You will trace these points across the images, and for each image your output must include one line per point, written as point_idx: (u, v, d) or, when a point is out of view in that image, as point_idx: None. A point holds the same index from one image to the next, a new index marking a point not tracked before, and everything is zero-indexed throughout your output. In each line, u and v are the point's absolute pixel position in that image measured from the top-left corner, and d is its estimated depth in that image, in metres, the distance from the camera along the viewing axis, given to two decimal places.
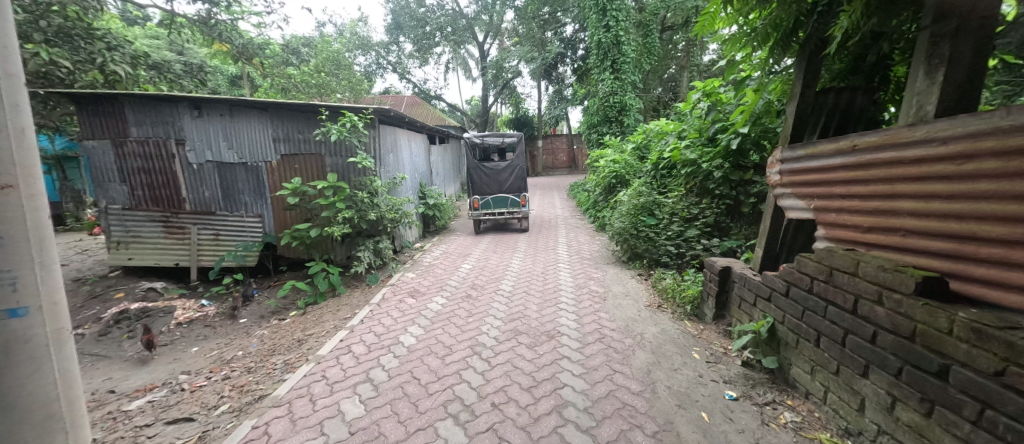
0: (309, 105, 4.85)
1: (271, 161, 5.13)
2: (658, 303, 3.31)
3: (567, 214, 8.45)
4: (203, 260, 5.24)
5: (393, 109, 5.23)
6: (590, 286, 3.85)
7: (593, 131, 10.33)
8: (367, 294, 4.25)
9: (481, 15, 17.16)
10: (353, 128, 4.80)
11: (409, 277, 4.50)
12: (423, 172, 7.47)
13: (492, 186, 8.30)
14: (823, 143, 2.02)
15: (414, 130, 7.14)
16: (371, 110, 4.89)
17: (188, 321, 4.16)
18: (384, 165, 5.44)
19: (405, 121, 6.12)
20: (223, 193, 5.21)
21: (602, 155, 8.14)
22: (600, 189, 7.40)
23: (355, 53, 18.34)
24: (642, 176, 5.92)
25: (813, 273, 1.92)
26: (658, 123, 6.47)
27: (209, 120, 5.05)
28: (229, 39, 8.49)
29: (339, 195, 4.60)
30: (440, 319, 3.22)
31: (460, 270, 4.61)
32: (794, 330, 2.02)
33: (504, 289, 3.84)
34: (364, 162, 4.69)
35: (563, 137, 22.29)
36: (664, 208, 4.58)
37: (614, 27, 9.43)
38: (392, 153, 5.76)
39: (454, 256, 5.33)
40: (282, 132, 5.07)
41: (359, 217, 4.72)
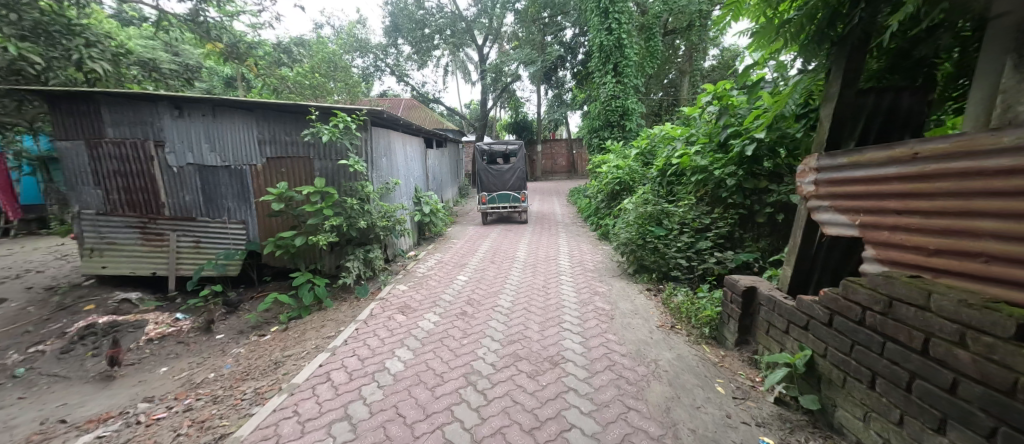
0: (298, 106, 4.55)
1: (256, 164, 4.84)
2: (671, 324, 3.01)
3: (568, 221, 8.16)
4: (182, 269, 4.93)
5: (389, 111, 4.96)
6: (595, 302, 3.56)
7: (595, 136, 10.08)
8: (355, 309, 3.94)
9: (480, 18, 16.96)
10: (346, 130, 4.52)
11: (400, 289, 4.20)
12: (418, 177, 7.18)
13: (497, 185, 8.53)
14: (873, 150, 1.76)
15: (410, 133, 6.86)
16: (366, 111, 4.61)
17: (159, 336, 3.85)
18: (378, 169, 5.14)
19: (400, 124, 5.83)
20: (204, 198, 4.91)
21: (603, 161, 7.85)
22: (602, 196, 7.11)
23: (353, 55, 18.06)
24: (647, 182, 5.64)
25: (864, 302, 1.64)
26: (664, 128, 6.20)
27: (191, 121, 4.75)
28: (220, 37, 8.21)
29: (327, 201, 4.29)
30: (432, 340, 2.92)
31: (456, 282, 4.31)
32: (840, 367, 1.73)
33: (502, 305, 3.54)
34: (356, 166, 4.41)
35: (563, 141, 22.07)
36: (673, 217, 4.20)
37: (616, 30, 9.23)
38: (386, 157, 5.46)
39: (450, 266, 5.03)
40: (268, 134, 4.79)
41: (349, 224, 4.42)
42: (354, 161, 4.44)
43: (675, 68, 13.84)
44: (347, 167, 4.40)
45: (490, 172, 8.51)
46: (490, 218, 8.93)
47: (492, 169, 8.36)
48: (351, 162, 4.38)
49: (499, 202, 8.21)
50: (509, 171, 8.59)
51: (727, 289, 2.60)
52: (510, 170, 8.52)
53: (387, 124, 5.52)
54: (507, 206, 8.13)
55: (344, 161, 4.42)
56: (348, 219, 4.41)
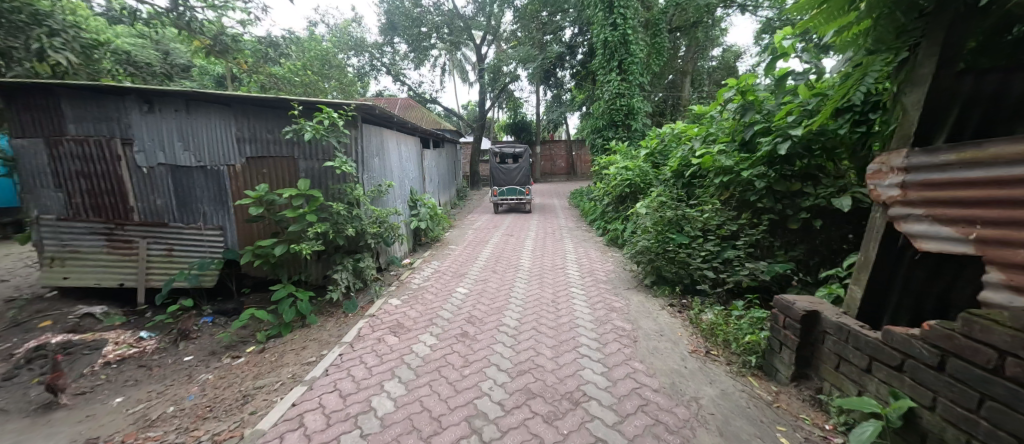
0: (279, 100, 4.11)
1: (234, 165, 4.40)
2: (705, 348, 2.61)
3: (572, 224, 7.76)
4: (153, 280, 4.48)
5: (381, 107, 4.54)
6: (613, 320, 3.14)
7: (599, 136, 9.66)
8: (342, 327, 3.51)
9: (478, 16, 16.55)
10: (332, 127, 4.08)
11: (393, 304, 3.76)
12: (414, 179, 6.75)
13: (506, 182, 10.22)
14: (1001, 144, 1.37)
15: (404, 133, 6.43)
16: (355, 106, 4.18)
17: (118, 359, 3.39)
18: (369, 171, 4.72)
19: (394, 122, 5.41)
20: (178, 202, 4.47)
21: (609, 162, 7.42)
22: (609, 199, 6.71)
23: (348, 54, 17.50)
24: (660, 184, 5.24)
25: (1001, 345, 1.23)
26: (677, 126, 5.80)
27: (161, 117, 4.30)
28: (204, 31, 7.74)
29: (311, 205, 3.86)
30: (428, 369, 2.50)
31: (455, 295, 3.89)
32: (960, 426, 1.34)
33: (508, 324, 3.11)
34: (344, 166, 3.99)
35: (562, 143, 21.72)
36: (694, 223, 3.76)
37: (621, 25, 8.84)
38: (379, 157, 5.03)
39: (448, 275, 4.61)
40: (248, 132, 4.35)
41: (336, 231, 3.99)
42: (341, 161, 4.02)
43: (677, 68, 13.55)
44: (333, 168, 3.98)
45: (500, 170, 10.14)
46: (499, 209, 10.51)
47: (502, 167, 9.97)
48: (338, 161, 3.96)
49: (507, 195, 9.83)
50: (517, 170, 10.23)
51: (779, 312, 2.19)
52: (518, 168, 10.16)
53: (379, 121, 5.09)
54: (512, 198, 9.71)
55: (330, 160, 3.99)
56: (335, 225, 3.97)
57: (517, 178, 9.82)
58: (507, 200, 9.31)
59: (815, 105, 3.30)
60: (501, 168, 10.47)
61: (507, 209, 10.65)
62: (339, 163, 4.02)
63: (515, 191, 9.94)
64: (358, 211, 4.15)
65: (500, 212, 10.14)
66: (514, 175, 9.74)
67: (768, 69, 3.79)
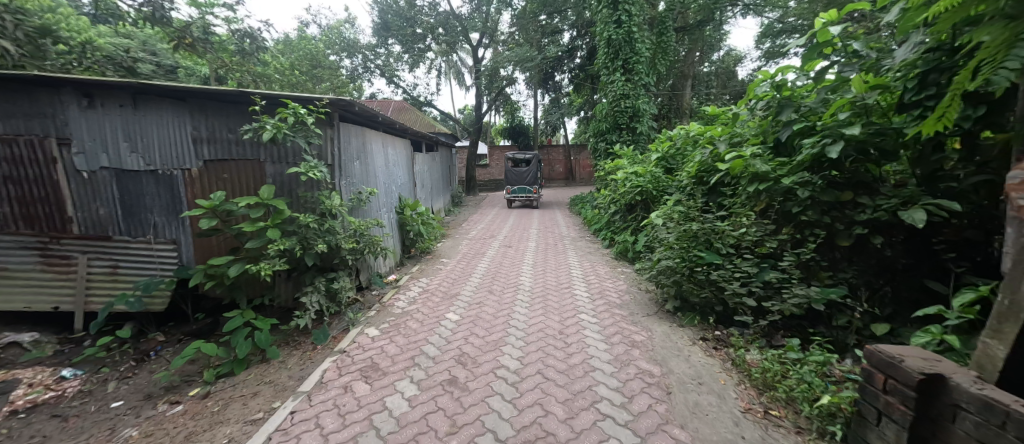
0: (241, 94, 3.55)
1: (190, 169, 3.80)
2: (761, 407, 2.03)
3: (575, 234, 7.18)
4: (93, 303, 3.85)
5: (361, 102, 3.93)
6: (636, 359, 2.56)
7: (601, 139, 9.13)
8: (306, 365, 2.88)
9: (474, 15, 15.98)
10: (300, 125, 3.51)
11: (370, 334, 3.15)
12: (403, 184, 6.16)
13: (518, 181, 12.24)
14: None
15: (392, 132, 5.84)
16: (328, 101, 3.59)
17: (28, 407, 2.77)
18: (348, 176, 4.12)
19: (378, 120, 4.80)
20: (124, 211, 3.86)
21: (615, 167, 6.87)
22: (617, 208, 6.14)
23: (340, 55, 16.86)
24: (677, 193, 4.68)
25: None
26: (692, 128, 5.25)
27: (104, 113, 3.70)
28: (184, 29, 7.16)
29: (274, 218, 3.29)
30: (403, 437, 1.90)
31: (445, 323, 3.29)
32: None
33: (508, 366, 2.52)
34: (312, 173, 3.42)
35: (561, 148, 21.24)
36: (726, 238, 3.18)
37: (626, 22, 8.34)
38: (361, 160, 4.42)
39: (439, 296, 4.01)
40: (206, 131, 3.77)
41: (304, 248, 3.39)
42: (309, 167, 3.45)
43: (681, 70, 13.10)
44: (300, 175, 3.41)
45: (514, 171, 12.13)
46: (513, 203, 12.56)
47: (514, 169, 11.90)
48: (304, 167, 3.39)
49: (518, 193, 11.83)
50: (527, 171, 12.19)
51: (876, 369, 1.63)
52: (528, 169, 12.11)
53: (360, 119, 4.48)
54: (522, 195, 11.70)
55: (296, 167, 3.42)
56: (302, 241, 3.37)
57: (526, 178, 11.71)
58: (518, 198, 11.37)
59: (873, 100, 2.77)
60: (514, 169, 12.55)
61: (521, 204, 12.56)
62: (307, 169, 3.45)
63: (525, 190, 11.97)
64: (331, 223, 3.55)
65: (513, 206, 12.20)
66: (525, 176, 11.65)
67: (807, 60, 3.27)
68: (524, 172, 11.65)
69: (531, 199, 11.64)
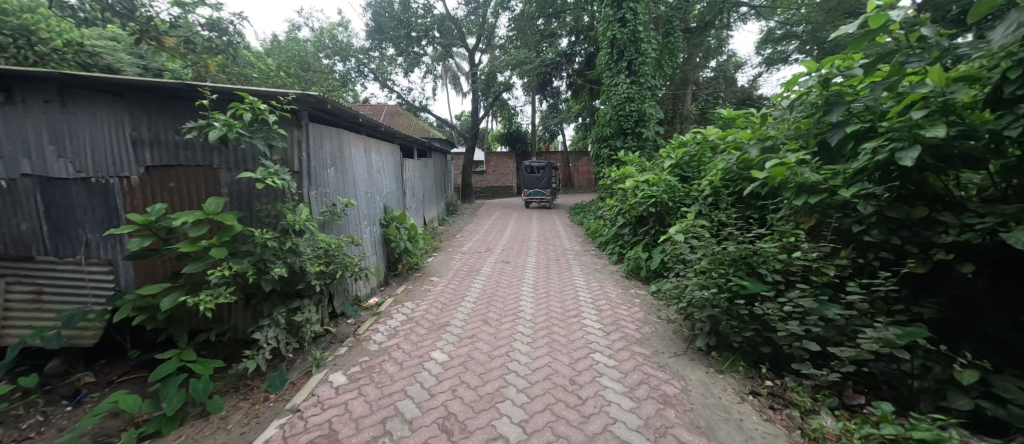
0: (189, 88, 2.96)
1: (128, 176, 3.21)
2: None
3: (578, 247, 6.62)
4: (8, 337, 3.10)
5: (334, 100, 3.37)
6: (673, 426, 1.97)
7: (605, 145, 8.59)
8: (250, 426, 2.27)
9: (470, 18, 15.52)
10: (256, 122, 2.91)
11: (336, 381, 2.55)
12: (390, 194, 5.56)
13: (535, 185, 13.64)
14: None
15: (377, 136, 5.25)
16: (295, 97, 3.02)
17: None
18: (321, 186, 3.51)
19: (357, 122, 4.22)
20: (49, 227, 3.23)
21: (621, 175, 6.30)
22: (624, 220, 5.59)
23: (332, 59, 16.24)
24: (697, 204, 4.13)
25: None
26: (711, 132, 4.72)
27: (26, 111, 3.09)
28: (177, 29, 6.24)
29: (221, 237, 2.69)
30: None
31: (430, 366, 2.69)
32: None
33: (507, 438, 1.92)
34: (271, 181, 2.83)
35: (559, 155, 20.82)
36: (771, 263, 2.59)
37: (630, 21, 7.89)
38: (337, 168, 3.81)
39: (425, 326, 3.41)
40: (148, 131, 3.19)
41: (258, 272, 2.80)
42: (267, 173, 2.85)
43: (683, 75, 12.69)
44: (255, 183, 2.81)
45: (530, 177, 13.56)
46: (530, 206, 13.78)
47: (531, 174, 13.29)
48: (260, 174, 2.80)
49: (536, 195, 13.21)
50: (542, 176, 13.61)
51: None
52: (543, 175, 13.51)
53: (335, 120, 3.89)
54: (540, 197, 13.07)
55: (251, 173, 2.83)
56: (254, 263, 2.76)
57: (542, 182, 13.13)
58: (536, 199, 12.77)
59: (959, 95, 2.25)
60: (529, 175, 13.59)
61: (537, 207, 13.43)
62: (263, 176, 2.85)
63: (541, 192, 13.35)
64: (293, 242, 2.95)
65: (531, 207, 13.47)
66: (541, 180, 13.05)
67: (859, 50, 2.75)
68: (540, 176, 13.13)
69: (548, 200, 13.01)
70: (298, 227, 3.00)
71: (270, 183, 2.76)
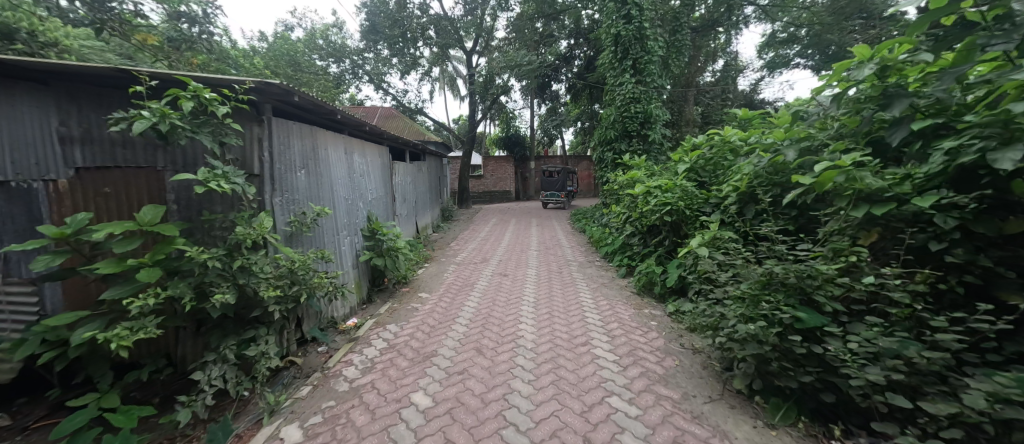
0: (122, 73, 2.41)
1: (54, 180, 2.59)
2: None
3: (580, 257, 6.15)
4: None
5: (302, 91, 2.88)
6: None
7: (608, 149, 8.13)
8: None
9: (467, 18, 15.15)
10: (197, 112, 2.34)
11: (291, 436, 2.05)
12: (377, 199, 5.07)
13: (551, 187, 14.85)
14: None
15: (360, 136, 4.75)
16: (253, 85, 2.51)
17: None
18: (288, 191, 3.01)
19: (334, 119, 3.74)
20: None
21: (628, 180, 5.81)
22: (633, 228, 5.11)
23: (326, 60, 15.74)
24: (719, 214, 3.65)
25: None
26: (731, 132, 4.25)
27: None
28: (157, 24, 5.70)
29: (153, 253, 2.17)
30: None
31: (409, 415, 2.17)
32: None
33: None
34: (215, 184, 2.27)
35: (558, 159, 20.53)
36: (829, 289, 2.10)
37: (636, 17, 7.46)
38: (309, 170, 3.31)
39: (407, 356, 2.90)
40: (81, 125, 2.66)
41: (200, 298, 2.28)
42: (210, 175, 2.28)
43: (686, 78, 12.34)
44: (195, 187, 2.25)
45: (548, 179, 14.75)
46: (548, 206, 15.06)
47: (547, 177, 14.47)
48: (199, 175, 2.23)
49: (552, 196, 14.52)
50: (558, 179, 14.79)
51: None
52: (559, 177, 14.68)
53: (306, 115, 3.40)
54: (556, 198, 14.33)
55: (191, 175, 2.27)
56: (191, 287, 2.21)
57: (557, 184, 14.32)
58: (553, 201, 14.34)
59: None
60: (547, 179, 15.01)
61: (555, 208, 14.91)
62: (205, 178, 2.28)
63: (557, 193, 14.57)
64: (244, 260, 2.41)
65: (548, 207, 14.78)
66: (556, 183, 14.22)
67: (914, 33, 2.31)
68: (556, 179, 14.28)
69: (564, 201, 14.18)
70: (252, 240, 2.48)
71: (211, 187, 2.21)
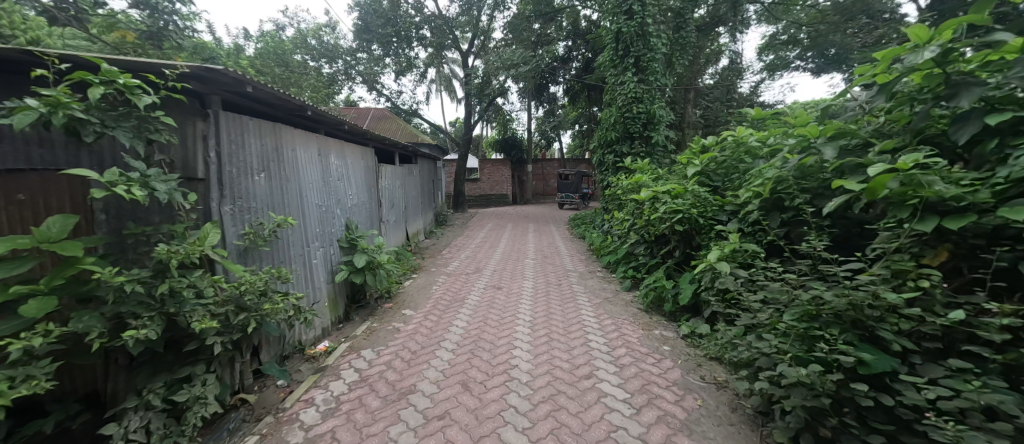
0: (27, 56, 1.87)
1: None
2: None
3: (581, 266, 5.74)
4: None
5: (256, 81, 2.46)
6: None
7: (608, 151, 7.74)
8: None
9: (462, 17, 14.79)
10: (102, 102, 1.89)
11: None
12: (359, 206, 4.64)
13: (567, 189, 15.72)
14: None
15: (339, 136, 4.33)
16: (189, 71, 2.09)
17: None
18: (242, 199, 2.58)
19: (304, 115, 3.31)
20: None
21: (632, 184, 5.42)
22: (638, 237, 4.69)
23: (319, 61, 15.29)
24: (739, 224, 3.24)
25: None
26: (747, 132, 3.86)
27: None
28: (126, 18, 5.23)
29: (49, 279, 1.71)
30: None
31: None
32: None
33: None
34: (123, 190, 1.82)
35: (556, 162, 20.26)
36: (895, 323, 1.69)
37: (638, 12, 7.09)
38: (272, 174, 2.89)
39: (381, 393, 2.46)
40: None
41: (113, 333, 1.83)
42: (121, 179, 1.84)
43: None
44: (98, 190, 1.81)
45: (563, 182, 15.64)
46: (563, 206, 16.20)
47: (562, 180, 15.40)
48: (104, 177, 1.80)
49: (566, 197, 15.56)
50: (573, 181, 15.72)
51: None
52: (573, 180, 15.62)
53: (269, 110, 2.97)
54: (571, 199, 15.28)
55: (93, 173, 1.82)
56: (100, 317, 1.75)
57: (572, 187, 15.31)
58: (570, 201, 15.27)
59: None
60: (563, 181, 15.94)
61: (571, 208, 15.97)
62: (114, 182, 1.86)
63: (571, 195, 15.37)
64: (168, 285, 1.91)
65: (565, 208, 15.82)
66: (570, 185, 15.19)
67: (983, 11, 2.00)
68: (570, 182, 15.26)
69: (579, 201, 15.19)
70: (179, 261, 1.97)
71: (115, 192, 1.76)
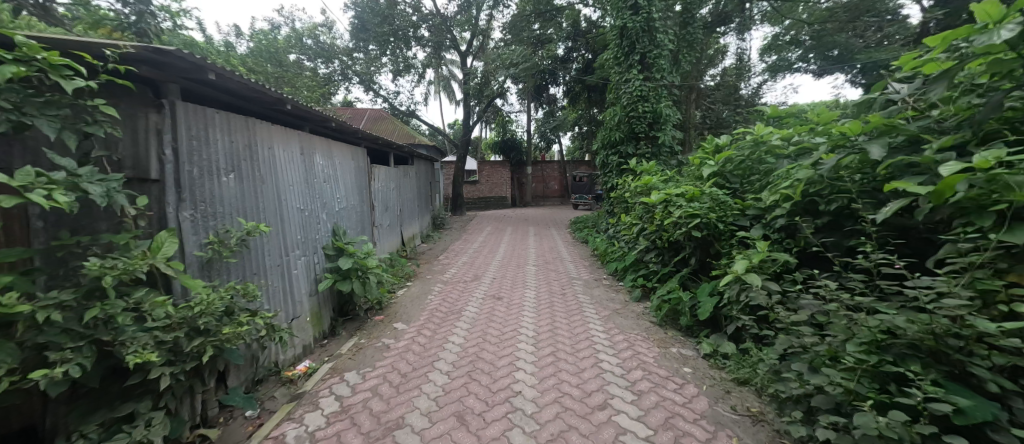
0: None
1: None
2: None
3: (585, 274, 5.43)
4: None
5: (220, 67, 2.13)
6: None
7: (612, 152, 7.44)
8: None
9: (461, 16, 14.52)
10: (20, 84, 1.56)
11: None
12: (348, 209, 4.32)
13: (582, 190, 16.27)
14: None
15: (326, 134, 4.01)
16: (135, 51, 1.77)
17: None
18: (206, 202, 2.25)
19: (283, 110, 2.99)
20: None
21: (640, 187, 5.11)
22: (648, 243, 4.37)
23: (315, 61, 14.95)
24: (765, 231, 2.93)
25: None
26: (768, 130, 3.56)
27: None
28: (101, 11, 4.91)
29: None
30: None
31: None
32: None
33: None
34: (41, 194, 1.39)
35: (556, 164, 20.03)
36: (992, 359, 1.36)
37: (643, 7, 6.82)
38: (243, 174, 2.56)
39: (364, 427, 2.13)
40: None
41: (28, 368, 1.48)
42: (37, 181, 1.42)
43: None
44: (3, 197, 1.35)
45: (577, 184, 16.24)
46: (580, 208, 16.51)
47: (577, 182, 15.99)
48: (13, 177, 1.38)
49: (581, 199, 16.00)
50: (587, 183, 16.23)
51: None
52: (587, 182, 16.16)
53: (240, 102, 2.64)
54: (585, 200, 15.72)
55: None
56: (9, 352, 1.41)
57: (586, 188, 15.64)
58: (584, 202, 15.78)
59: None
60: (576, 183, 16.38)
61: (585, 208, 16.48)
62: (27, 184, 1.42)
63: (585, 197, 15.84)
64: (99, 309, 1.57)
65: (581, 209, 16.35)
66: (585, 187, 15.75)
67: None
68: (585, 184, 15.73)
69: (591, 202, 15.45)
70: (116, 278, 1.63)
71: (28, 198, 1.34)
